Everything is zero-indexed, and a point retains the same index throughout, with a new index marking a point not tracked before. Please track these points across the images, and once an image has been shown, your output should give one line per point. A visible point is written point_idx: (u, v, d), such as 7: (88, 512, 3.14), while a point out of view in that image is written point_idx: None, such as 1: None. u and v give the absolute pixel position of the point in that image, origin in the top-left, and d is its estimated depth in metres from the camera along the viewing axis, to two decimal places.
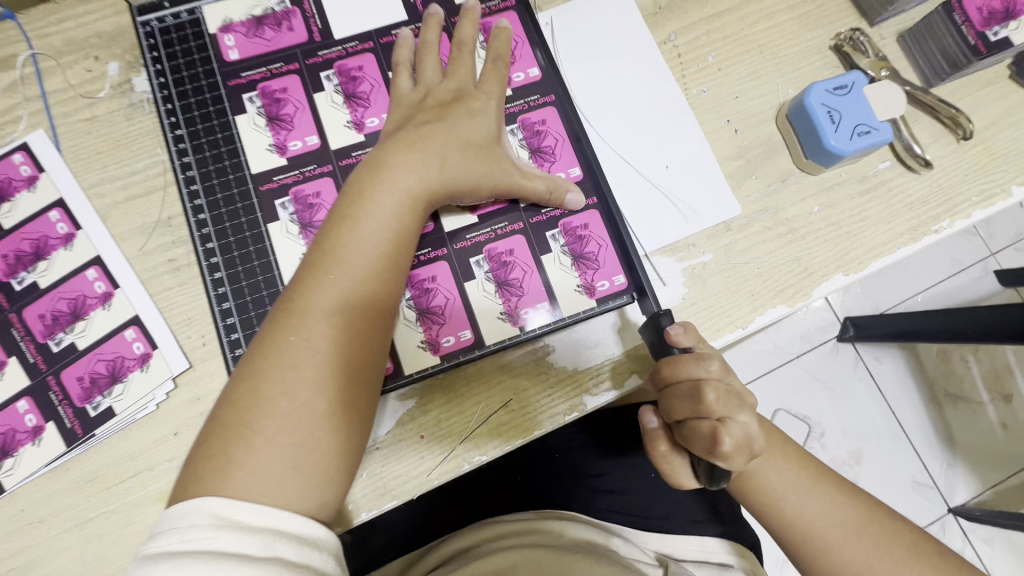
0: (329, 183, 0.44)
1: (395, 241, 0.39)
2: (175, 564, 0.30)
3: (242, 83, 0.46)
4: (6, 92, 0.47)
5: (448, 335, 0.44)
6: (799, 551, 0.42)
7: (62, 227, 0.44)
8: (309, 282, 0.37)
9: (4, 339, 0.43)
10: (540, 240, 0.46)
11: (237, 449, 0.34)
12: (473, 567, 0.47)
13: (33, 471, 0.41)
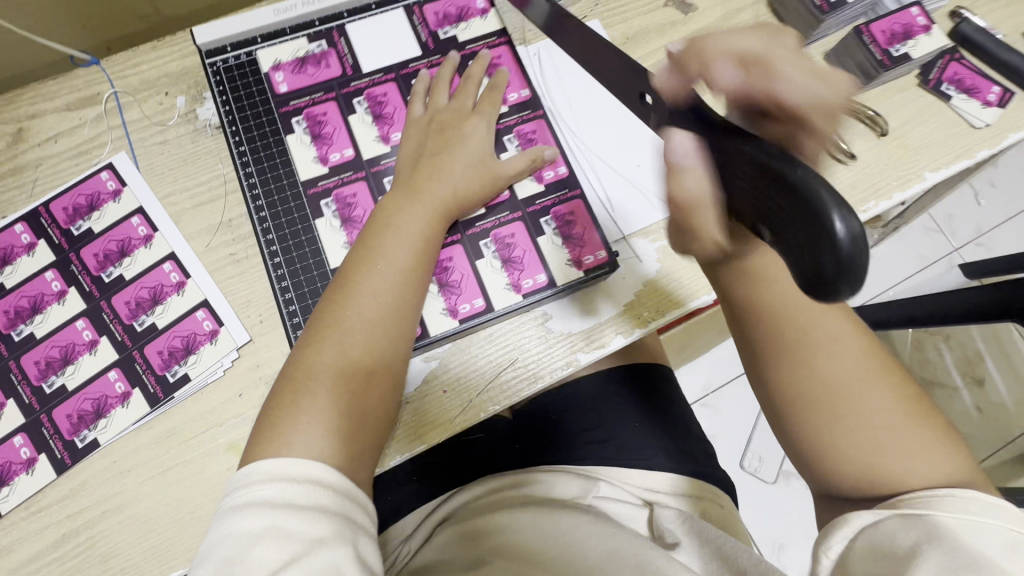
0: (363, 186, 0.55)
1: (417, 247, 0.49)
2: (241, 512, 0.38)
3: (291, 109, 0.56)
4: (93, 123, 0.57)
5: (464, 304, 0.52)
6: (837, 411, 0.44)
7: (142, 230, 0.54)
8: (359, 270, 0.48)
9: (96, 322, 0.51)
10: (535, 225, 0.55)
11: (304, 397, 0.43)
12: (487, 515, 0.56)
13: (123, 429, 0.49)
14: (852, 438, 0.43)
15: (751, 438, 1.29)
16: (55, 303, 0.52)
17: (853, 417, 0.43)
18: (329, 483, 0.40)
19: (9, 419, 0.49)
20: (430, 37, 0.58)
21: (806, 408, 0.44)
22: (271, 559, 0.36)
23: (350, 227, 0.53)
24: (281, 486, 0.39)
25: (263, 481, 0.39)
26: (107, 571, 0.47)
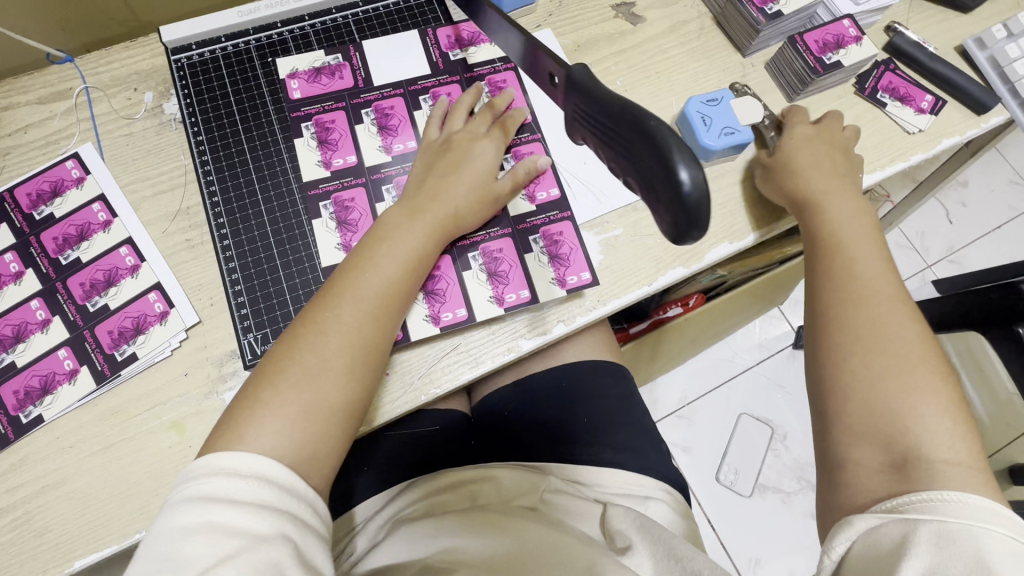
0: (362, 191, 0.55)
1: (410, 263, 0.50)
2: (184, 508, 0.38)
3: (301, 115, 0.57)
4: (64, 115, 0.59)
5: (447, 312, 0.54)
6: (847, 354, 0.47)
7: (102, 215, 0.56)
8: (350, 272, 0.48)
9: (51, 302, 0.53)
10: (524, 242, 0.57)
11: (265, 392, 0.43)
12: (450, 516, 0.57)
13: (69, 405, 0.50)
14: (862, 376, 0.46)
15: (726, 450, 1.28)
16: (12, 283, 0.53)
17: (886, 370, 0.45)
18: (275, 480, 0.40)
19: None
20: (441, 58, 0.59)
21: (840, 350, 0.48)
22: (206, 554, 0.36)
23: (346, 229, 0.54)
24: (227, 480, 0.39)
25: (210, 474, 0.39)
26: (41, 545, 0.47)
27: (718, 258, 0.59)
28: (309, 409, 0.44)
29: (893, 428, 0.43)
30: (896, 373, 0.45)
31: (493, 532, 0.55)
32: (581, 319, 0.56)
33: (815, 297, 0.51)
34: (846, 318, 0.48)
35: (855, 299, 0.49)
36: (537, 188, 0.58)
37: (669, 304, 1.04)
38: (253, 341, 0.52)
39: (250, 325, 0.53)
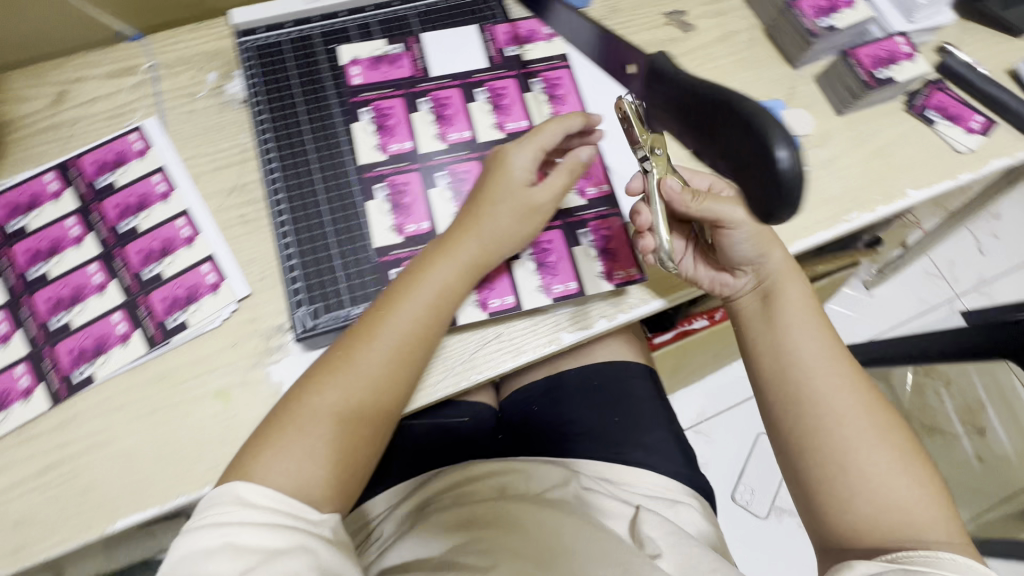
0: (416, 177, 0.57)
1: (429, 309, 0.50)
2: (201, 534, 0.40)
3: (360, 100, 0.59)
4: (130, 90, 0.62)
5: (495, 298, 0.54)
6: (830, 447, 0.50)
7: (162, 187, 0.58)
8: (374, 319, 0.50)
9: (108, 267, 0.54)
10: (572, 235, 0.57)
11: (280, 433, 0.46)
12: (468, 507, 0.59)
13: (119, 367, 0.51)
14: (858, 468, 0.49)
15: (743, 469, 1.27)
16: (72, 247, 0.55)
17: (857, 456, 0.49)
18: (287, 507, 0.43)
19: (13, 351, 0.51)
20: (497, 53, 0.61)
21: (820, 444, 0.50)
22: (228, 570, 0.38)
23: (400, 212, 0.56)
24: (241, 508, 0.41)
25: (226, 502, 0.42)
26: (85, 503, 0.48)
27: None
28: (334, 445, 0.47)
29: (886, 514, 0.48)
30: (852, 438, 0.50)
31: (524, 524, 0.55)
32: (624, 316, 0.56)
33: (768, 365, 0.54)
34: (796, 386, 0.52)
35: (799, 363, 0.53)
36: (587, 183, 0.59)
37: (694, 315, 1.03)
38: (305, 313, 0.53)
39: (303, 298, 0.53)
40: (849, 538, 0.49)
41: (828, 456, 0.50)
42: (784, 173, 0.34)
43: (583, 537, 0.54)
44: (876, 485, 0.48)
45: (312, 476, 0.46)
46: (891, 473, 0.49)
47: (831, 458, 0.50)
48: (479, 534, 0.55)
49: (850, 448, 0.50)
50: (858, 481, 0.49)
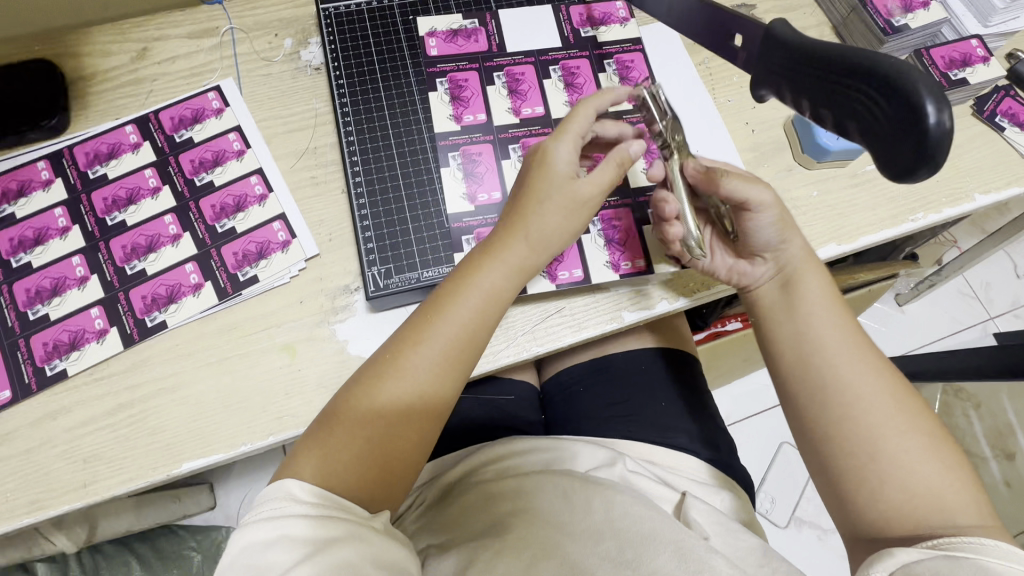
0: (489, 148, 0.58)
1: (479, 312, 0.49)
2: (252, 530, 0.38)
3: (437, 71, 0.60)
4: (209, 51, 0.63)
5: (564, 271, 0.55)
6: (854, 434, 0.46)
7: (237, 145, 0.59)
8: (420, 323, 0.48)
9: (183, 218, 0.56)
10: (641, 214, 0.58)
11: (327, 439, 0.44)
12: (507, 481, 0.59)
13: (191, 315, 0.52)
14: (884, 452, 0.45)
15: (765, 476, 1.25)
16: (149, 197, 0.56)
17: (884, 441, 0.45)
18: (334, 498, 0.41)
19: (89, 293, 0.53)
20: (572, 33, 0.62)
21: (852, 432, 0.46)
22: (283, 563, 0.36)
23: (473, 180, 0.57)
24: (290, 502, 0.39)
25: (277, 498, 0.40)
26: (153, 443, 0.49)
27: (823, 258, 0.60)
28: (384, 450, 0.45)
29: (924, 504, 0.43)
30: (878, 420, 0.46)
31: (569, 499, 0.55)
32: (685, 299, 0.56)
33: (787, 355, 0.51)
34: (816, 371, 0.49)
35: (822, 345, 0.50)
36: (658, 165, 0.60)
37: (728, 318, 1.02)
38: (378, 273, 0.53)
39: (376, 259, 0.54)
40: (877, 525, 0.44)
41: (853, 441, 0.46)
42: (928, 128, 0.35)
43: (632, 516, 0.53)
44: (913, 470, 0.44)
45: (359, 481, 0.43)
46: (925, 459, 0.45)
47: (862, 446, 0.46)
48: (519, 508, 0.55)
49: (873, 429, 0.46)
50: (886, 464, 0.45)
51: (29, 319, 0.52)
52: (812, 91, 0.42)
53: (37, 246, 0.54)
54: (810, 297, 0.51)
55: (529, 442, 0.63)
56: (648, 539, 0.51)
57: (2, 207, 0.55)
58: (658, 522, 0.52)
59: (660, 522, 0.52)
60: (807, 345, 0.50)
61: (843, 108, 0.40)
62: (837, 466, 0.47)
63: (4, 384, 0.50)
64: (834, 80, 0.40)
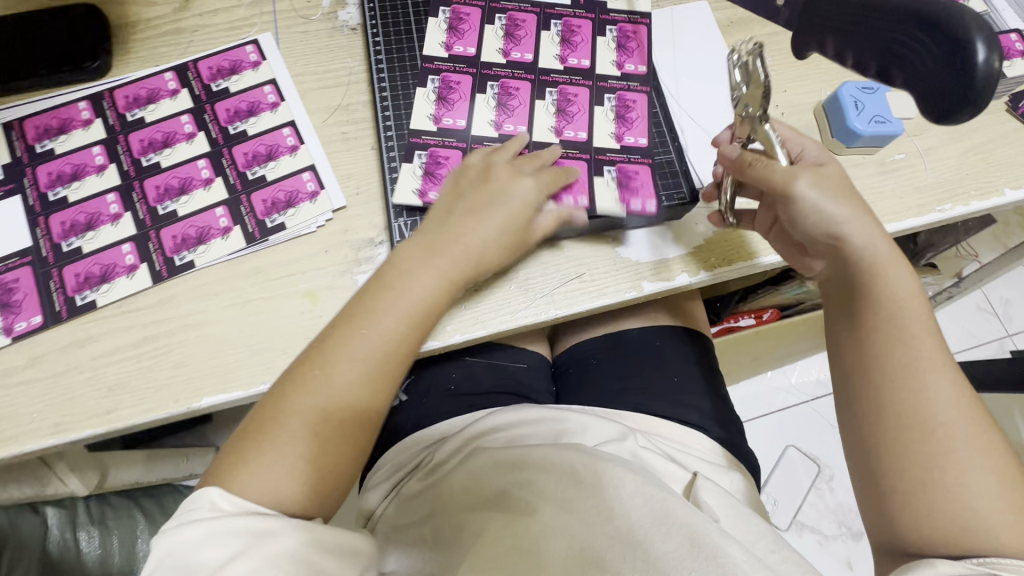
0: (468, 79, 0.60)
1: (411, 318, 0.50)
2: (175, 535, 0.40)
3: (445, 1, 0.63)
4: (249, 6, 0.64)
5: (567, 198, 0.56)
6: (915, 456, 0.43)
7: (271, 97, 0.60)
8: (345, 331, 0.48)
9: (215, 163, 0.57)
10: (597, 168, 0.58)
11: (253, 449, 0.45)
12: (505, 453, 0.56)
13: (219, 257, 0.53)
14: (942, 475, 0.42)
15: (768, 478, 1.24)
16: (184, 141, 0.57)
17: (944, 465, 0.42)
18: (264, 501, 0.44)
19: (122, 229, 0.54)
20: None
21: (913, 453, 0.43)
22: (213, 560, 0.39)
23: (443, 104, 0.59)
24: (213, 505, 0.42)
25: (201, 506, 0.42)
26: (176, 377, 0.50)
27: None
28: (325, 458, 0.46)
29: (975, 530, 0.41)
30: (938, 442, 0.43)
31: (577, 477, 0.51)
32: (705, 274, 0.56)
33: (848, 360, 0.48)
34: (880, 386, 0.45)
35: (890, 358, 0.45)
36: (627, 132, 0.59)
37: (741, 314, 0.98)
38: (405, 224, 0.55)
39: (403, 208, 0.56)
40: (918, 543, 0.42)
41: (910, 459, 0.43)
42: (977, 67, 0.37)
43: (644, 496, 0.49)
44: (970, 497, 0.41)
45: (297, 490, 0.45)
46: (986, 486, 0.42)
47: (916, 469, 0.43)
48: (529, 481, 0.53)
49: (939, 449, 0.43)
50: (942, 485, 0.42)
51: (63, 250, 0.53)
52: (856, 42, 0.43)
53: (74, 181, 0.55)
54: (891, 299, 0.47)
55: (535, 412, 0.61)
56: (660, 524, 0.47)
57: (42, 142, 0.57)
58: (674, 501, 0.48)
59: (673, 502, 0.48)
60: (876, 351, 0.46)
61: (889, 54, 0.41)
62: (882, 480, 0.44)
63: (37, 311, 0.51)
64: (880, 30, 0.41)
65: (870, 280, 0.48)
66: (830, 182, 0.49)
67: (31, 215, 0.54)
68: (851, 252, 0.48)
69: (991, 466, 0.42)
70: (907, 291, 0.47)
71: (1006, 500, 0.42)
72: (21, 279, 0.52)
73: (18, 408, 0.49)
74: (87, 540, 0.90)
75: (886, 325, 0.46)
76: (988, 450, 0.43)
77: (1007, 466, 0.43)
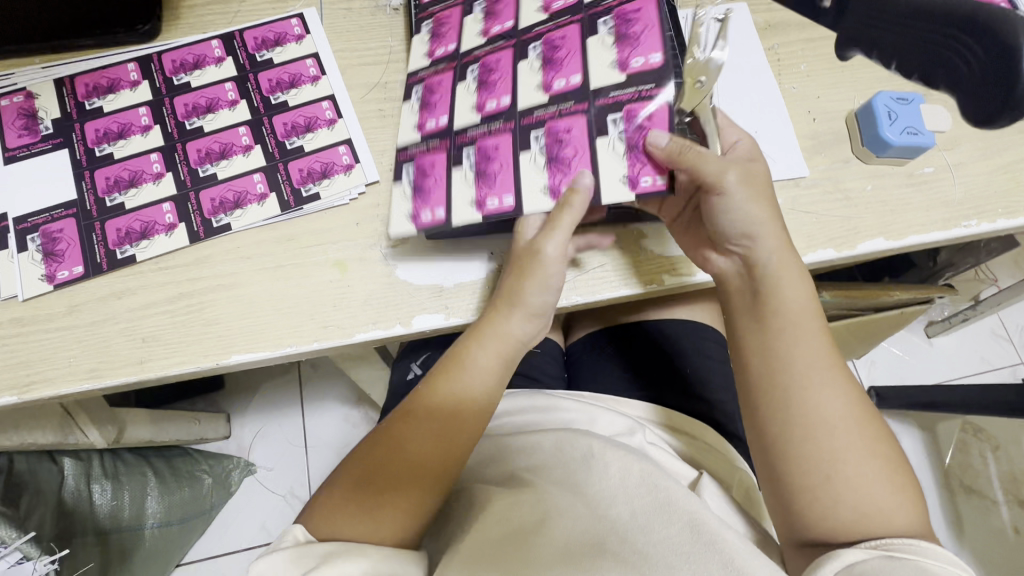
0: (448, 76, 0.58)
1: (484, 388, 0.53)
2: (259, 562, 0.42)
3: (426, 14, 0.62)
4: None
5: (567, 185, 0.51)
6: (811, 454, 0.46)
7: (313, 71, 0.61)
8: (430, 396, 0.52)
9: (255, 131, 0.58)
10: (601, 122, 0.51)
11: (339, 512, 0.48)
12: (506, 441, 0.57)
13: (254, 222, 0.55)
14: (839, 471, 0.45)
15: None
16: (226, 108, 0.59)
17: (835, 459, 0.45)
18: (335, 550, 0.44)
19: (163, 189, 0.56)
20: None
21: (813, 455, 0.46)
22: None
23: (426, 110, 0.58)
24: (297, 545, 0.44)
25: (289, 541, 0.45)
26: (207, 334, 0.52)
27: (870, 252, 0.60)
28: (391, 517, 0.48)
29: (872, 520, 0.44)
30: (828, 440, 0.46)
31: (568, 462, 0.51)
32: None
33: (757, 367, 0.50)
34: (785, 394, 0.47)
35: (786, 363, 0.48)
36: (634, 53, 0.51)
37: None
38: (435, 203, 0.54)
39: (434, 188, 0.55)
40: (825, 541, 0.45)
41: (812, 453, 0.46)
42: None
43: (647, 484, 0.48)
44: (863, 487, 0.45)
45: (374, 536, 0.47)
46: (878, 478, 0.45)
47: (816, 468, 0.45)
48: (533, 467, 0.53)
49: (833, 441, 0.46)
50: (840, 483, 0.45)
51: (107, 205, 0.55)
52: None
53: (120, 139, 0.57)
54: (785, 304, 0.50)
55: (542, 398, 0.61)
56: (662, 512, 0.46)
57: (92, 100, 0.58)
58: (680, 488, 0.48)
59: (677, 491, 0.47)
60: (777, 355, 0.48)
61: None
62: (791, 472, 0.46)
63: (78, 261, 0.53)
64: None
65: (768, 286, 0.50)
66: (751, 185, 0.51)
67: (77, 169, 0.56)
68: (752, 258, 0.51)
69: (874, 451, 0.46)
70: (798, 294, 0.50)
71: (889, 482, 0.45)
72: (64, 230, 0.54)
73: (55, 351, 0.51)
74: (100, 494, 0.93)
75: (778, 330, 0.49)
76: (870, 437, 0.46)
77: (889, 451, 0.46)
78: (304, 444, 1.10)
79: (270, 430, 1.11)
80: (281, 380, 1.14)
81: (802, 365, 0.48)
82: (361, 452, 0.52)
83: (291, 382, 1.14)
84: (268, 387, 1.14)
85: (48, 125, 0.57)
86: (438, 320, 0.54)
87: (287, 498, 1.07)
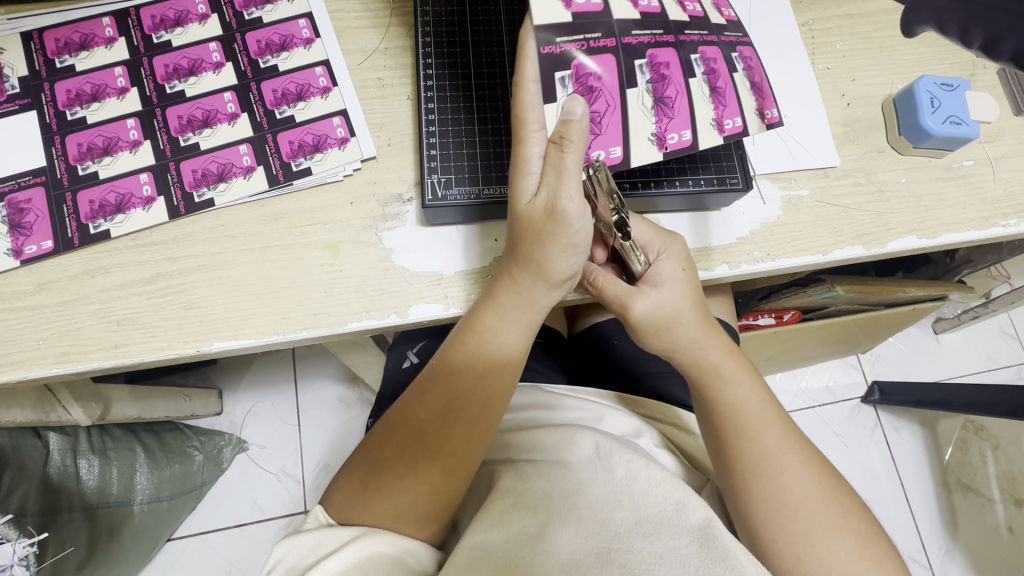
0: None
1: (510, 360, 0.48)
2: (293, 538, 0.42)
3: None
4: None
5: (728, 119, 0.48)
6: (782, 526, 0.44)
7: (305, 32, 0.55)
8: (456, 367, 0.47)
9: (241, 97, 0.53)
10: (731, 56, 0.50)
11: (365, 496, 0.46)
12: (519, 436, 0.53)
13: (240, 198, 0.51)
14: (814, 546, 0.43)
15: None
16: (211, 71, 0.54)
17: (805, 528, 0.44)
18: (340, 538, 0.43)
19: (141, 158, 0.51)
20: None
21: (786, 522, 0.44)
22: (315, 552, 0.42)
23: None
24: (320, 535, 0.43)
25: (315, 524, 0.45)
26: (187, 318, 0.48)
27: (900, 251, 0.56)
28: (427, 502, 0.46)
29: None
30: (801, 514, 0.44)
31: (568, 463, 0.48)
32: (746, 267, 0.53)
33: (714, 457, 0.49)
34: (762, 476, 0.46)
35: (756, 443, 0.47)
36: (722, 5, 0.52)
37: (760, 312, 0.87)
38: (437, 182, 0.50)
39: (437, 166, 0.51)
40: None
41: (784, 538, 0.44)
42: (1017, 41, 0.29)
43: (660, 496, 0.44)
44: (840, 564, 0.43)
45: (409, 516, 0.46)
46: (850, 550, 0.43)
47: (791, 541, 0.44)
48: (530, 463, 0.49)
49: (797, 516, 0.44)
50: (817, 558, 0.43)
51: (79, 174, 0.51)
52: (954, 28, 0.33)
53: (93, 102, 0.52)
54: (733, 405, 0.49)
55: (550, 391, 0.59)
56: (671, 520, 0.42)
57: (62, 58, 0.53)
58: (696, 499, 0.44)
59: (688, 498, 0.44)
60: (733, 451, 0.47)
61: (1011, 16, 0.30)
62: (763, 553, 0.44)
63: (47, 235, 0.49)
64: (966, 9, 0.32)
65: (714, 388, 0.50)
66: (662, 305, 0.49)
67: (46, 133, 0.51)
68: (691, 363, 0.51)
69: (843, 527, 0.44)
70: (743, 395, 0.49)
71: (857, 556, 0.43)
72: (32, 200, 0.50)
73: (23, 332, 0.47)
74: (87, 469, 0.88)
75: (729, 432, 0.48)
76: (836, 502, 0.45)
77: (858, 524, 0.45)
78: (298, 423, 1.06)
79: (262, 409, 1.07)
80: (275, 357, 1.10)
81: (763, 456, 0.46)
82: (380, 428, 0.49)
83: (282, 359, 1.09)
84: (259, 364, 1.09)
85: (14, 84, 0.52)
86: (437, 310, 0.50)
87: (280, 478, 1.03)
